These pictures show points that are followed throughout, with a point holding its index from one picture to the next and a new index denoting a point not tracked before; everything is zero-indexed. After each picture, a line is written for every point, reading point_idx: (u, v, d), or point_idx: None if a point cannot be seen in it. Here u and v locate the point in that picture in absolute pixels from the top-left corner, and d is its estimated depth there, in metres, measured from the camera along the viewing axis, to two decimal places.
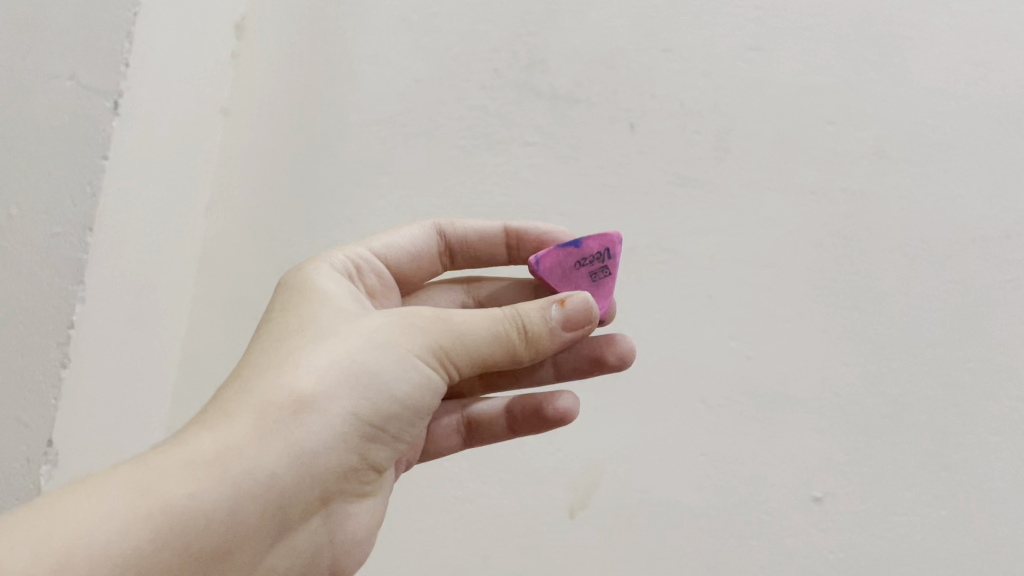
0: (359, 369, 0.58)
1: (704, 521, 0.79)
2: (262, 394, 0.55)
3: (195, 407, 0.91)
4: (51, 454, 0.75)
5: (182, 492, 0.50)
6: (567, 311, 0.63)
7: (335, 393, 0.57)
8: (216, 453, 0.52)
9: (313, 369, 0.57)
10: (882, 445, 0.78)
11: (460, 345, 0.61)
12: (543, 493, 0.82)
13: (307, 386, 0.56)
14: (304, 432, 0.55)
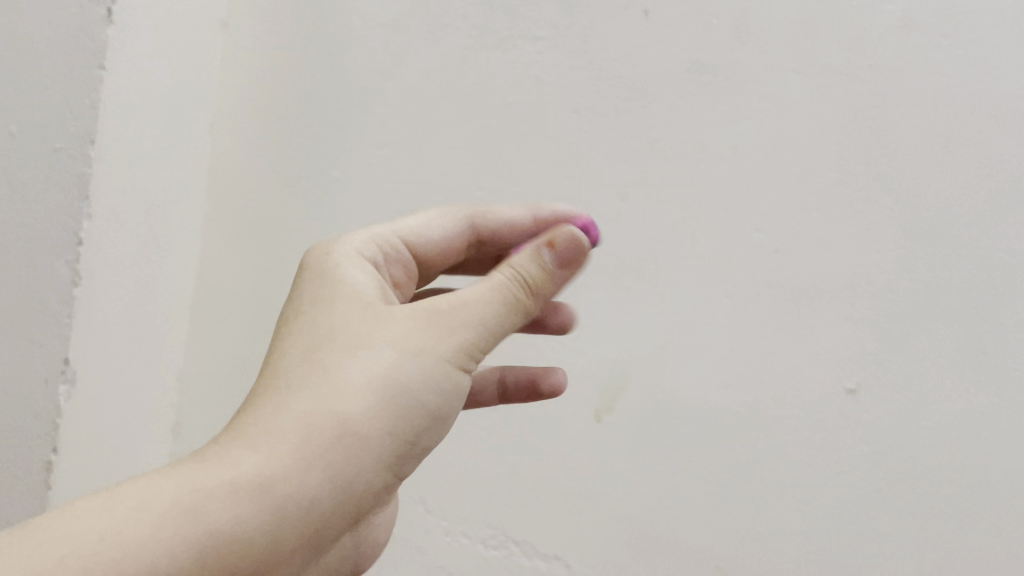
0: (392, 387, 0.47)
1: (733, 418, 0.79)
2: (286, 426, 0.44)
3: (213, 327, 0.91)
4: (68, 373, 0.75)
5: (227, 512, 0.41)
6: (557, 250, 0.54)
7: (377, 429, 0.46)
8: (250, 486, 0.42)
9: (342, 382, 0.46)
10: (917, 333, 0.75)
11: (491, 325, 0.51)
12: (568, 398, 0.84)
13: (340, 407, 0.45)
14: (342, 460, 0.45)
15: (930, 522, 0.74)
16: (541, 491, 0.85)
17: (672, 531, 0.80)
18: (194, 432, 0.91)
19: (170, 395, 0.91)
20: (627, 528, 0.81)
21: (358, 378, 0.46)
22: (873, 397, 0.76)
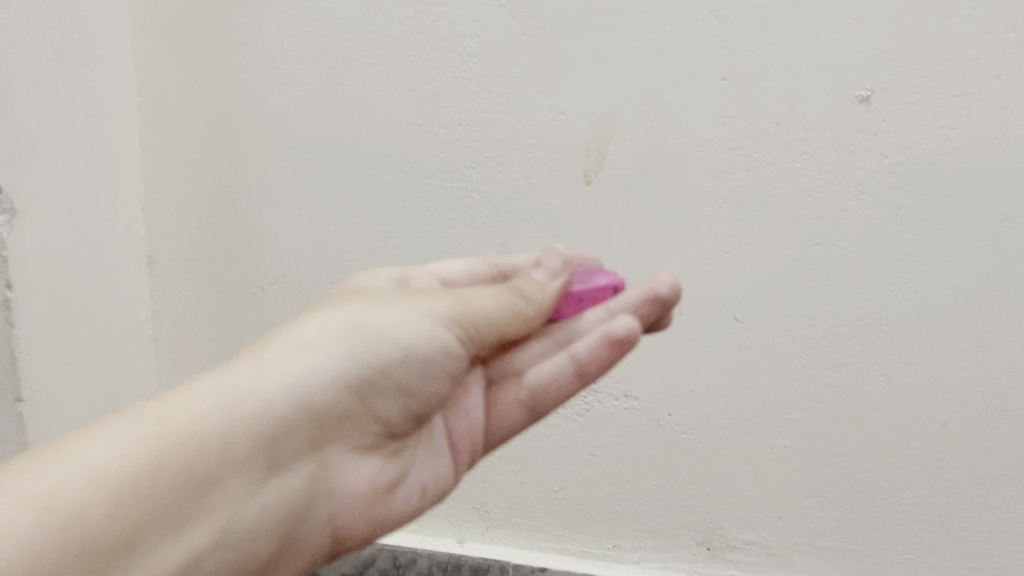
0: (371, 328, 0.44)
1: (738, 155, 0.71)
2: (274, 346, 0.43)
3: (166, 151, 0.84)
4: (5, 204, 0.69)
5: (176, 429, 0.37)
6: (548, 267, 0.49)
7: (351, 348, 0.43)
8: (222, 392, 0.39)
9: (336, 314, 0.45)
10: (936, 20, 0.65)
11: (471, 299, 0.46)
12: (551, 165, 0.75)
13: (326, 329, 0.43)
14: (315, 372, 0.42)
15: (962, 234, 0.68)
16: None
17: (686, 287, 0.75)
18: (171, 263, 0.86)
19: (137, 226, 0.85)
20: None
21: (351, 310, 0.45)
22: (890, 103, 0.67)
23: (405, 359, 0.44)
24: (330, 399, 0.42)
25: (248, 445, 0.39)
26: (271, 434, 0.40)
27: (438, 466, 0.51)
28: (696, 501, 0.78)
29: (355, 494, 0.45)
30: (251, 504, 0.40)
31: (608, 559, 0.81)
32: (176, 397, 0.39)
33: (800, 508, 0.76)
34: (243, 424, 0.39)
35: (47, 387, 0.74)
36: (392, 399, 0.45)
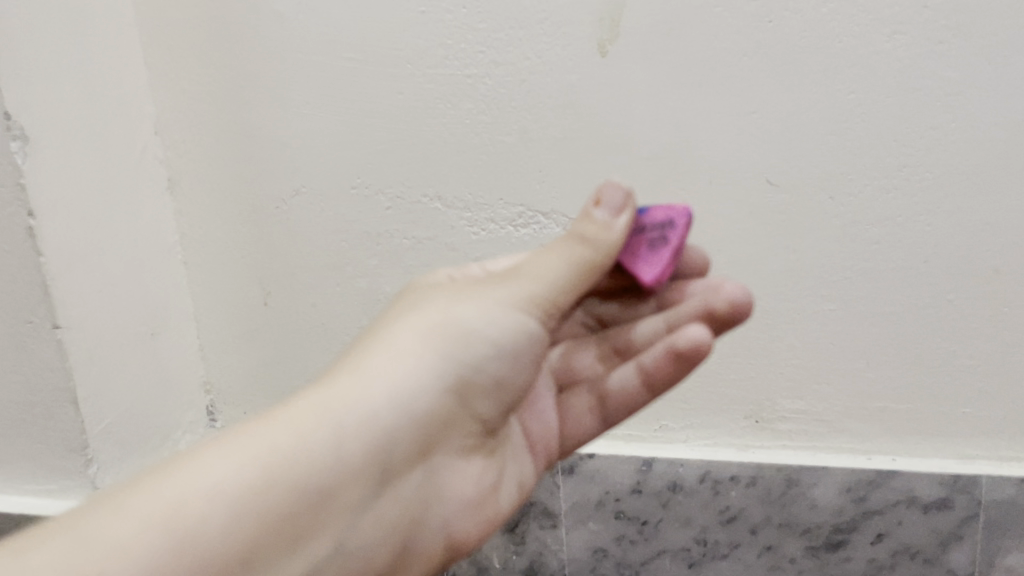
0: (458, 325, 0.47)
1: (759, 6, 0.67)
2: (375, 355, 0.46)
3: (172, 69, 0.82)
4: (15, 129, 0.68)
5: (297, 444, 0.42)
6: (606, 207, 0.47)
7: (446, 353, 0.47)
8: (331, 407, 0.44)
9: (426, 309, 0.48)
10: None
11: (534, 276, 0.48)
12: (562, 40, 0.72)
13: (419, 331, 0.47)
14: (411, 382, 0.45)
15: (1006, 63, 0.64)
16: (558, 148, 0.75)
17: (715, 155, 0.71)
18: (192, 185, 0.85)
19: (153, 149, 0.84)
20: (667, 166, 0.73)
21: (436, 311, 0.48)
22: None
23: (495, 354, 0.48)
24: (432, 404, 0.46)
25: (359, 456, 0.44)
26: (381, 441, 0.44)
27: (523, 466, 0.55)
28: (742, 374, 0.76)
29: (463, 493, 0.50)
30: (369, 505, 0.45)
31: (655, 440, 0.81)
32: (292, 410, 0.44)
33: (849, 371, 0.74)
34: (358, 438, 0.44)
35: (82, 314, 0.75)
36: (490, 394, 0.49)
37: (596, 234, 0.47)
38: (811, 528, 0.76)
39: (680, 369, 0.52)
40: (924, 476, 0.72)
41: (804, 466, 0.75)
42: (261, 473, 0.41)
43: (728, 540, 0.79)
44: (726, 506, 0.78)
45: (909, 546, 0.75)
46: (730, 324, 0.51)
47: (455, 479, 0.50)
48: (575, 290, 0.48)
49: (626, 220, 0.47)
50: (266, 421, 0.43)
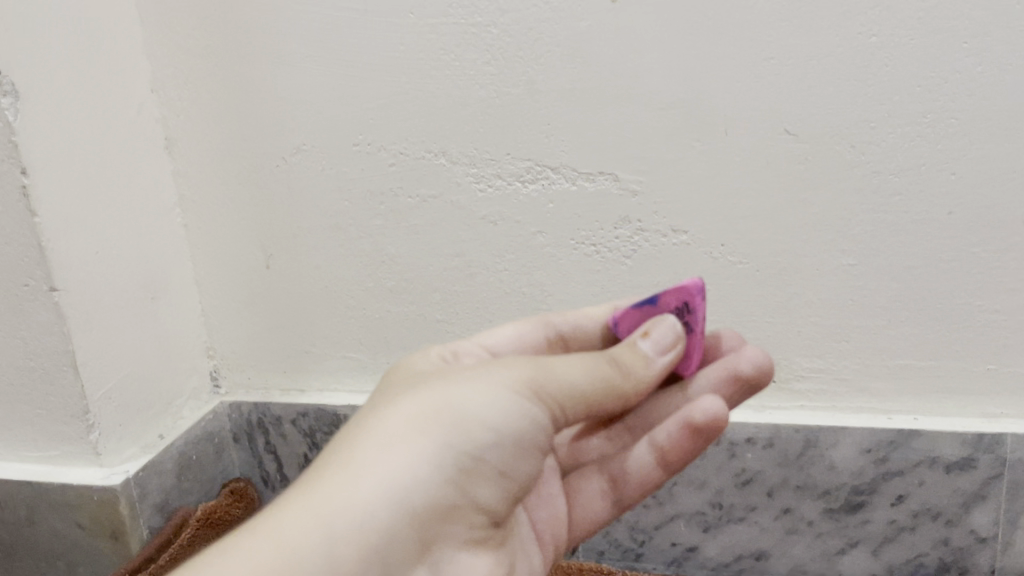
0: (455, 410, 0.42)
1: None
2: (367, 446, 0.41)
3: (168, 25, 0.79)
4: (5, 85, 0.66)
5: (283, 570, 0.37)
6: (653, 340, 0.49)
7: (448, 443, 0.42)
8: (321, 514, 0.39)
9: (423, 396, 0.43)
10: None
11: (561, 372, 0.45)
12: None
13: (409, 422, 0.42)
14: (404, 471, 0.41)
15: None
16: (566, 101, 0.72)
17: (730, 104, 0.68)
18: (191, 145, 0.83)
19: (149, 108, 0.81)
20: (680, 116, 0.70)
21: (434, 396, 0.43)
22: None
23: (499, 443, 0.43)
24: (429, 502, 0.42)
25: (359, 561, 0.39)
26: (380, 545, 0.40)
27: (535, 554, 0.53)
28: (758, 333, 0.74)
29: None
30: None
31: None
32: (279, 526, 0.39)
33: (870, 330, 0.71)
34: (351, 558, 0.39)
35: (80, 276, 0.73)
36: (491, 482, 0.44)
37: (632, 364, 0.47)
38: (829, 491, 0.75)
39: (696, 446, 0.51)
40: (947, 435, 0.70)
41: (822, 426, 0.73)
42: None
43: (744, 503, 0.77)
44: (742, 469, 0.76)
45: (931, 508, 0.72)
46: (751, 388, 0.53)
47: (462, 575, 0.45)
48: (597, 407, 0.46)
49: (668, 358, 0.49)
50: (249, 551, 0.38)
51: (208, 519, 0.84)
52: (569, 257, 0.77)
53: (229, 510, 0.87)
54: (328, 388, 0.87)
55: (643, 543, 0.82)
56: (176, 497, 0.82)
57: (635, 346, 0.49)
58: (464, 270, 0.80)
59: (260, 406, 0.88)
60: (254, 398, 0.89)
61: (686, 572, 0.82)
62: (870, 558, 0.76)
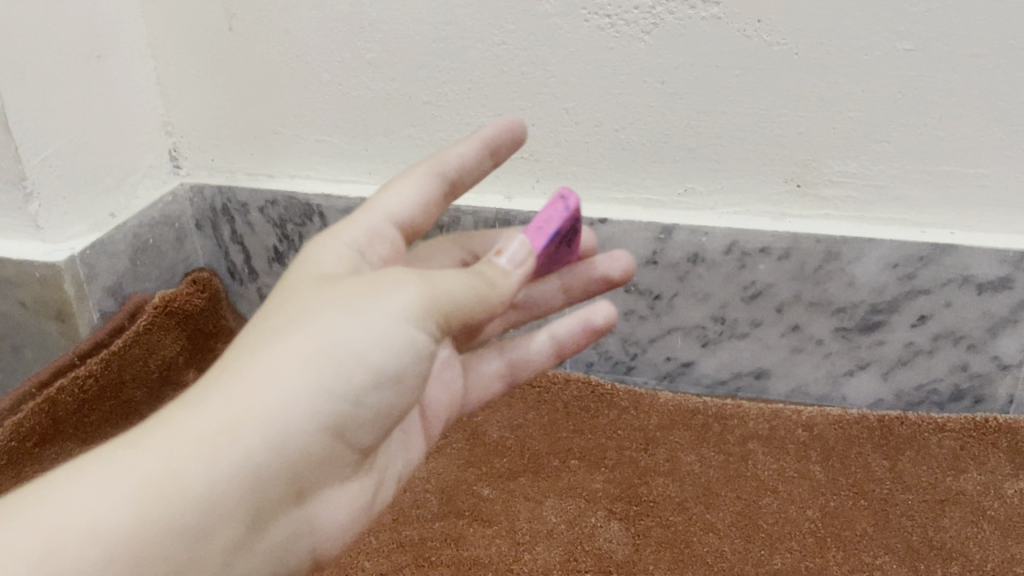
0: (354, 350, 0.35)
1: None
2: (258, 363, 0.35)
3: None
4: None
5: (162, 500, 0.31)
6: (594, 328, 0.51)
7: (342, 383, 0.35)
8: (192, 440, 0.33)
9: (330, 319, 0.36)
10: None
11: (446, 293, 0.36)
12: None
13: (294, 354, 0.35)
14: (283, 378, 0.34)
15: None
16: None
17: None
18: None
19: None
20: None
21: (345, 315, 0.36)
22: None
23: (395, 378, 0.37)
24: (305, 442, 0.35)
25: (231, 498, 0.33)
26: (256, 485, 0.34)
27: (406, 453, 0.46)
28: (787, 130, 0.64)
29: (331, 529, 0.40)
30: (238, 552, 0.35)
31: (678, 207, 0.70)
32: (144, 449, 0.32)
33: (916, 129, 0.62)
34: (221, 501, 0.33)
35: (10, 20, 0.62)
36: (368, 424, 0.38)
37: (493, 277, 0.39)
38: (845, 308, 0.68)
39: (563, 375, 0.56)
40: (987, 252, 0.63)
41: (848, 237, 0.65)
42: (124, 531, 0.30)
43: (748, 319, 0.71)
44: (751, 282, 0.69)
45: (955, 331, 0.67)
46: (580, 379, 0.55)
47: (334, 507, 0.40)
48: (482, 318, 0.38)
49: (590, 345, 0.51)
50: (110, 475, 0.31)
51: (169, 307, 0.75)
52: (577, 29, 0.65)
53: (190, 299, 0.78)
54: (298, 176, 0.78)
55: (635, 357, 0.77)
56: (130, 282, 0.75)
57: (581, 326, 0.50)
58: (454, 40, 0.67)
59: (224, 190, 0.79)
60: (219, 181, 0.80)
61: (679, 388, 0.77)
62: (879, 381, 0.71)
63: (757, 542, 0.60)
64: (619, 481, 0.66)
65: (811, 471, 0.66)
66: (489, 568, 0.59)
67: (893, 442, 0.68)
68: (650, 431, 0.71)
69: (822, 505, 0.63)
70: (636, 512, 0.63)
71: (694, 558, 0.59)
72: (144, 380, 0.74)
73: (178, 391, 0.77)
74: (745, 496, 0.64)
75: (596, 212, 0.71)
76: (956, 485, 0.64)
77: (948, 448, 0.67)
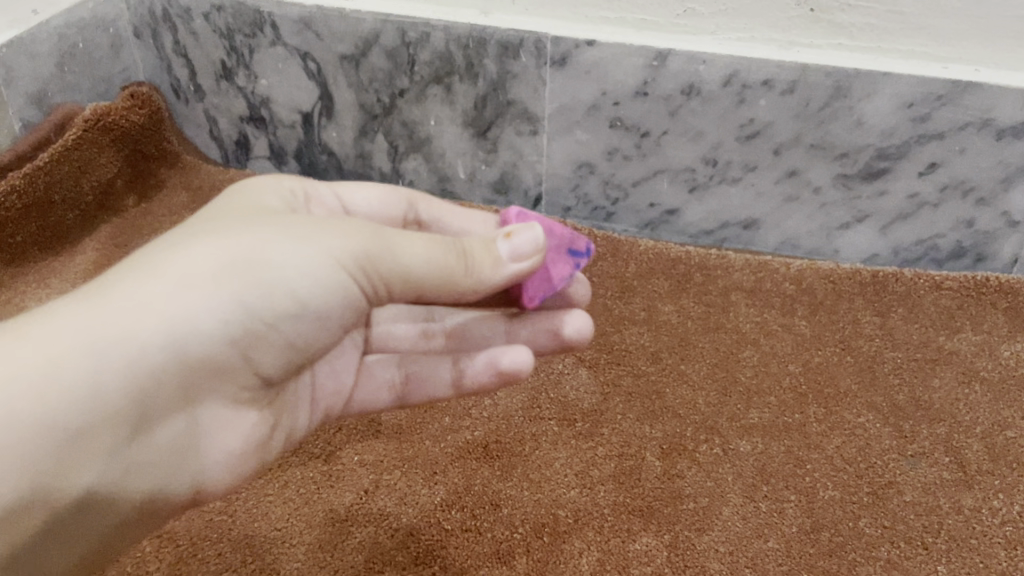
0: (275, 281, 0.35)
1: None
2: (174, 270, 0.35)
3: None
4: None
5: (46, 388, 0.32)
6: (513, 245, 0.38)
7: (254, 312, 0.36)
8: (93, 332, 0.33)
9: (249, 246, 0.36)
10: None
11: (398, 256, 0.36)
12: None
13: (213, 266, 0.35)
14: (200, 294, 0.35)
15: None
16: None
17: None
18: None
19: None
20: None
21: (270, 245, 0.36)
22: None
23: (306, 314, 0.37)
24: (207, 355, 0.36)
25: (123, 401, 0.34)
26: (145, 388, 0.35)
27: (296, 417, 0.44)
28: None
29: (222, 459, 0.40)
30: (124, 451, 0.36)
31: (674, 31, 0.62)
32: (50, 330, 0.33)
33: None
34: (109, 401, 0.34)
35: None
36: (276, 351, 0.38)
37: (475, 263, 0.37)
38: (849, 153, 0.62)
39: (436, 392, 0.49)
40: (1012, 92, 0.57)
41: (861, 70, 0.58)
42: (10, 415, 0.32)
43: (742, 162, 0.65)
44: (750, 120, 0.63)
45: (965, 181, 0.61)
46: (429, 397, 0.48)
47: (222, 442, 0.40)
48: (430, 293, 0.38)
49: (521, 267, 0.39)
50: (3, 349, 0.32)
51: (100, 123, 0.68)
52: None
53: (126, 116, 0.69)
54: None
55: (616, 201, 0.71)
56: (58, 90, 0.67)
57: (502, 250, 0.38)
58: None
59: None
60: None
61: (660, 237, 0.72)
62: (876, 235, 0.66)
63: (734, 396, 0.56)
64: (590, 329, 0.62)
65: (796, 325, 0.61)
66: (447, 412, 0.55)
67: (885, 299, 0.63)
68: (626, 279, 0.66)
69: (804, 360, 0.59)
70: (606, 360, 0.59)
71: (666, 410, 0.55)
72: (77, 202, 0.68)
73: (116, 218, 0.71)
74: (724, 349, 0.60)
75: (583, 33, 0.62)
76: (949, 345, 0.60)
77: (944, 307, 0.62)
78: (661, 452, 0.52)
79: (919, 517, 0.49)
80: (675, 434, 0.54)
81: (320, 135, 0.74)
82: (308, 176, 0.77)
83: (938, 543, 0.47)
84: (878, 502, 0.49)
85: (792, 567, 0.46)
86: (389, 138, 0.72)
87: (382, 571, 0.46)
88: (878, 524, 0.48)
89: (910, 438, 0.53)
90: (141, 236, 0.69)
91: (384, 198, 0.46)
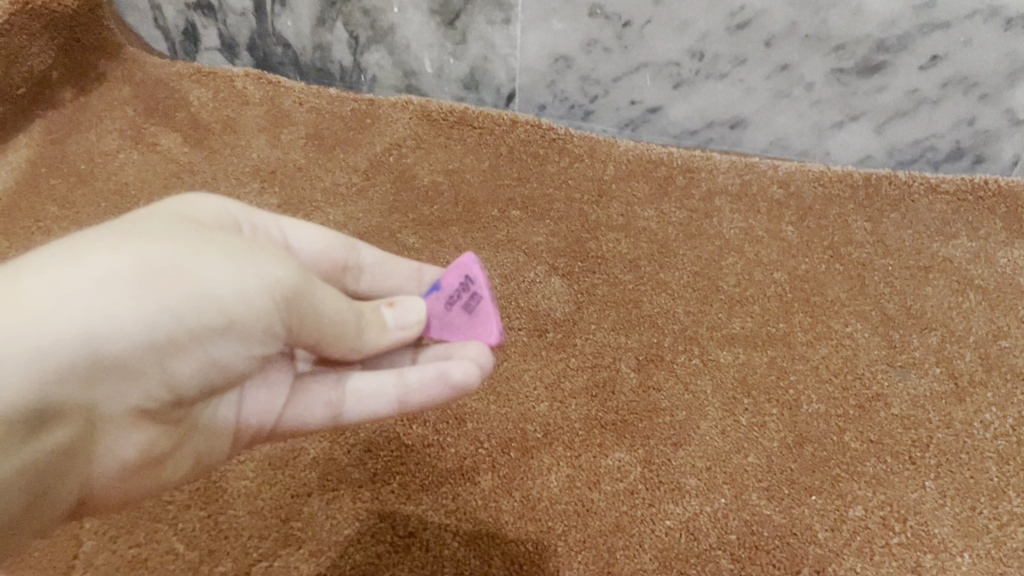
0: (207, 292, 0.30)
1: None
2: (96, 260, 0.28)
3: None
4: None
5: None
6: (399, 310, 0.38)
7: (181, 321, 0.29)
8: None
9: (183, 251, 0.30)
10: None
11: (317, 302, 0.33)
12: None
13: (141, 263, 0.29)
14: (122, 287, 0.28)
15: None
16: None
17: None
18: None
19: None
20: None
21: (204, 256, 0.30)
22: None
23: (234, 333, 0.31)
24: (120, 360, 0.29)
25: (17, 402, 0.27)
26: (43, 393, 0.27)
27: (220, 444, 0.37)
28: None
29: (118, 474, 0.32)
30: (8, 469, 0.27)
31: None
32: None
33: None
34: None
35: None
36: (194, 371, 0.31)
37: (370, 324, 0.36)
38: (846, 44, 0.57)
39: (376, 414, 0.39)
40: None
41: None
42: None
43: (731, 54, 0.60)
44: (741, 7, 0.57)
45: (968, 76, 0.57)
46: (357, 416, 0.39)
47: (120, 459, 0.32)
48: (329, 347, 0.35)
49: (413, 328, 0.39)
50: None
51: (29, 7, 0.62)
52: None
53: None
54: None
55: (594, 98, 0.66)
56: None
57: (388, 314, 0.38)
58: None
59: None
60: None
61: (642, 137, 0.68)
62: (870, 134, 0.62)
63: (715, 305, 0.53)
64: (564, 235, 0.58)
65: (782, 231, 0.58)
66: None
67: (878, 204, 0.59)
68: (604, 182, 0.61)
69: (790, 267, 0.55)
70: (581, 268, 0.55)
71: (643, 319, 0.52)
72: (7, 94, 0.63)
73: (52, 112, 0.65)
74: (706, 256, 0.56)
75: None
76: (943, 252, 0.56)
77: (938, 211, 0.59)
78: (637, 363, 0.49)
79: (907, 431, 0.46)
80: (652, 344, 0.50)
81: (274, 24, 0.68)
82: (262, 69, 0.72)
83: (926, 457, 0.45)
84: (863, 415, 0.47)
85: (772, 482, 0.44)
86: (349, 27, 0.66)
87: (338, 488, 0.43)
88: (863, 438, 0.46)
89: (899, 348, 0.50)
90: (80, 132, 0.64)
91: (325, 243, 0.41)
